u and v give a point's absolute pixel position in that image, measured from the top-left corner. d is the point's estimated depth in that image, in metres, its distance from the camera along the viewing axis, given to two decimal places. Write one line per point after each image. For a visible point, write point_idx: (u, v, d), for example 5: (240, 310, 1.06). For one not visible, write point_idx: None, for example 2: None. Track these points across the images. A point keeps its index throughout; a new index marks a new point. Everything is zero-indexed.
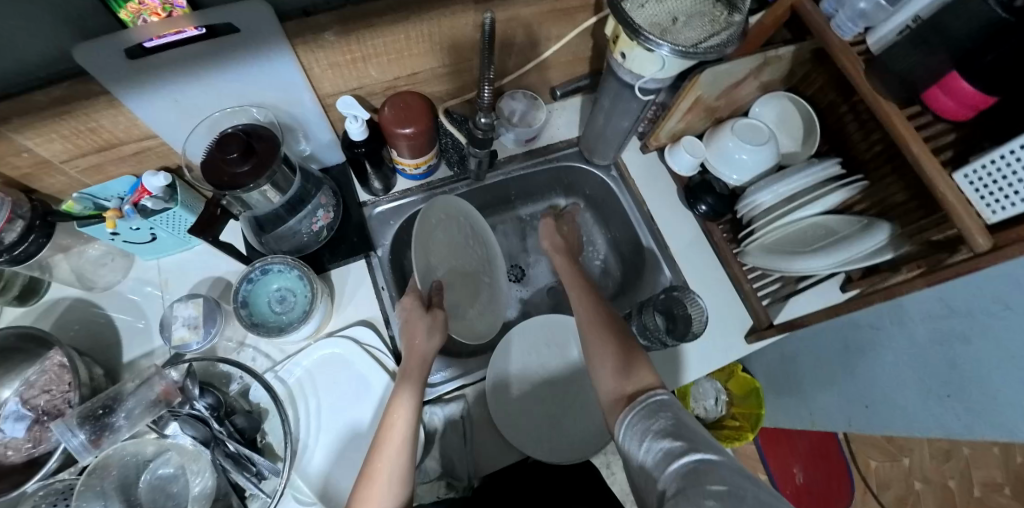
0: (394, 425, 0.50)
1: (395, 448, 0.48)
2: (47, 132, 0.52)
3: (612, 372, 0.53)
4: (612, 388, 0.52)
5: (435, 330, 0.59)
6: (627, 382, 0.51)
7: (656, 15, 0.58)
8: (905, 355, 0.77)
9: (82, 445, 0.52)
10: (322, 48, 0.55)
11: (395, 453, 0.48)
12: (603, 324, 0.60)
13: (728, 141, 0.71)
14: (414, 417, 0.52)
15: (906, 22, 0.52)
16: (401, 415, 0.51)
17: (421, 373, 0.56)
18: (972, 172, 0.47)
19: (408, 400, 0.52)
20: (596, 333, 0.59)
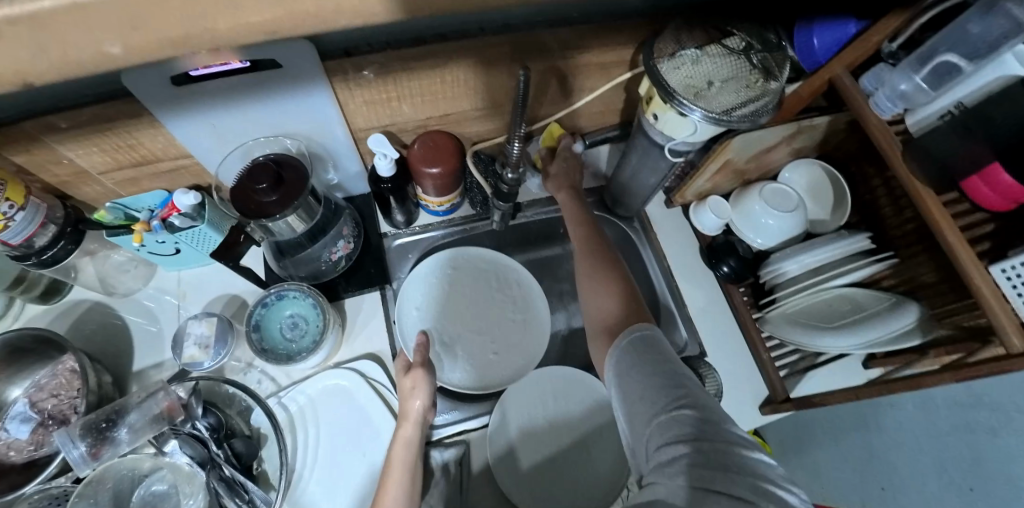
0: (389, 491, 0.51)
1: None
2: (89, 146, 0.55)
3: (603, 306, 0.59)
4: (599, 318, 0.59)
5: (418, 392, 0.58)
6: (614, 317, 0.57)
7: (691, 77, 0.56)
8: (929, 442, 0.74)
9: (82, 457, 0.52)
10: (360, 86, 0.57)
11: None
12: (603, 263, 0.64)
13: (754, 204, 0.70)
14: (409, 486, 0.52)
15: (948, 107, 0.50)
16: (396, 484, 0.52)
17: (411, 436, 0.56)
18: (1009, 268, 0.46)
19: (401, 470, 0.53)
20: (592, 266, 0.64)
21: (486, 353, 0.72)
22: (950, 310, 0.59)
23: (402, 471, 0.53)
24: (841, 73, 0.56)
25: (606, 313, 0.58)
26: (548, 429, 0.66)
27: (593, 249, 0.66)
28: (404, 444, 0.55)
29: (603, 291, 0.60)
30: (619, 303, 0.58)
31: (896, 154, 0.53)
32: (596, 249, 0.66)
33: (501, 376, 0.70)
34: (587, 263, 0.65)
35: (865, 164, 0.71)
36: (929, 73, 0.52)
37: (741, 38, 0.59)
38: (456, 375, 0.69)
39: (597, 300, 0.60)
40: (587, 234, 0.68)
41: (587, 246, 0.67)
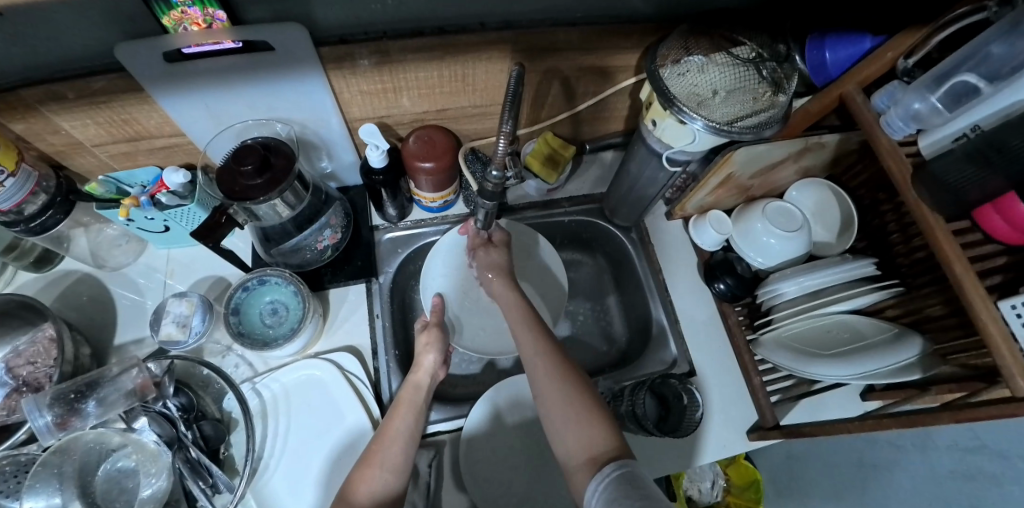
0: (395, 423, 0.54)
1: (395, 443, 0.52)
2: (84, 117, 0.55)
3: (572, 423, 0.49)
4: (573, 448, 0.48)
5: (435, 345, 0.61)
6: (589, 443, 0.47)
7: (696, 85, 0.54)
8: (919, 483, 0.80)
9: (47, 427, 0.51)
10: (355, 74, 0.56)
11: (394, 448, 0.51)
12: (558, 374, 0.53)
13: (756, 222, 0.67)
14: (415, 424, 0.55)
15: (964, 129, 0.47)
16: (403, 417, 0.54)
17: (425, 386, 0.59)
18: (1021, 304, 0.43)
19: (409, 408, 0.56)
20: (547, 378, 0.54)
21: (502, 321, 0.74)
22: (960, 346, 0.55)
23: (409, 409, 0.55)
24: (853, 90, 0.54)
25: (579, 439, 0.48)
26: (528, 434, 0.66)
27: (546, 358, 0.55)
28: (414, 388, 0.58)
29: (563, 409, 0.51)
30: (585, 419, 0.49)
31: (907, 181, 0.51)
32: (553, 359, 0.55)
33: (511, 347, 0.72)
34: (542, 378, 0.54)
35: (875, 189, 0.68)
36: (947, 94, 0.49)
37: (751, 47, 0.56)
38: (470, 339, 0.72)
39: (561, 425, 0.50)
40: (537, 340, 0.57)
41: (539, 353, 0.56)
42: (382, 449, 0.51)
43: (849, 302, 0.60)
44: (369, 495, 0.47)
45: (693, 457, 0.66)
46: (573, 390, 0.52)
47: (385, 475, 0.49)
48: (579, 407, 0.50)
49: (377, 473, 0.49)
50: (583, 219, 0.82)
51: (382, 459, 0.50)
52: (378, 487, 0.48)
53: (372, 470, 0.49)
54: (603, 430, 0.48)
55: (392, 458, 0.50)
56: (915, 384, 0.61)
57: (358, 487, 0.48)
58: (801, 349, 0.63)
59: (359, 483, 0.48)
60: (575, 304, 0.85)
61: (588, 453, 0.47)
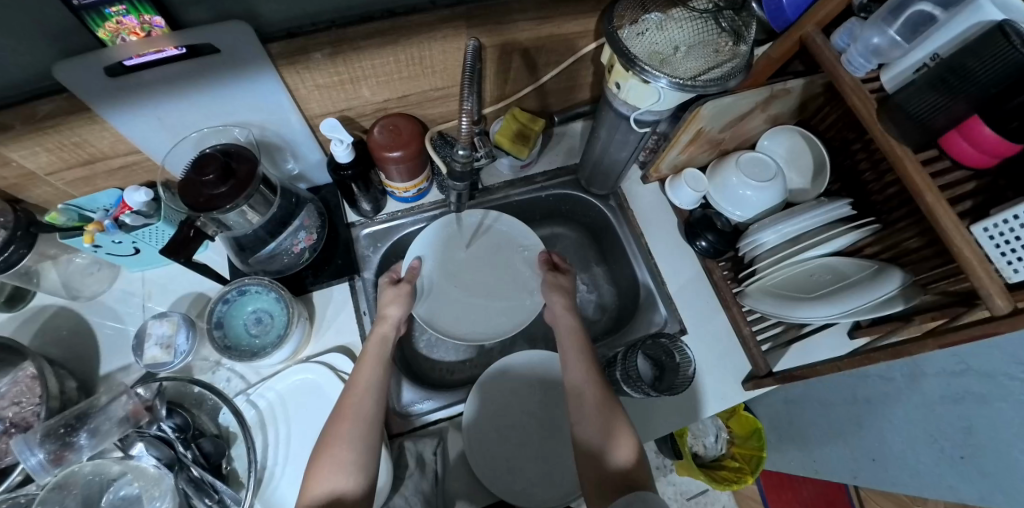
0: (364, 376, 0.56)
1: (367, 395, 0.54)
2: (32, 146, 0.52)
3: (596, 431, 0.52)
4: (597, 462, 0.50)
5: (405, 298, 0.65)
6: (612, 460, 0.50)
7: (656, 43, 0.54)
8: None
9: (41, 464, 0.49)
10: (309, 70, 0.55)
11: (365, 400, 0.53)
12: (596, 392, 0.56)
13: (731, 176, 0.68)
14: (382, 374, 0.57)
15: (923, 60, 0.46)
16: (371, 370, 0.56)
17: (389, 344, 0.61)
18: (992, 227, 0.42)
19: (375, 360, 0.58)
20: (580, 387, 0.57)
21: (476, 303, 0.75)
22: (937, 275, 0.56)
23: (375, 363, 0.57)
24: (812, 31, 0.53)
25: (614, 451, 0.50)
26: (529, 409, 0.67)
27: (589, 377, 0.57)
28: (379, 340, 0.60)
29: (593, 418, 0.53)
30: (613, 437, 0.51)
31: (873, 112, 0.50)
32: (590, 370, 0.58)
33: (486, 329, 0.73)
34: (579, 392, 0.57)
35: (844, 130, 0.69)
36: (904, 26, 0.49)
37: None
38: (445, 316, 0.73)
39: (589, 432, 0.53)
40: (584, 364, 0.59)
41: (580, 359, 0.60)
42: (355, 400, 0.53)
43: (826, 246, 0.61)
44: (347, 447, 0.49)
45: (684, 415, 0.68)
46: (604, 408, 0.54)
47: (358, 427, 0.51)
48: (609, 418, 0.53)
49: (352, 426, 0.51)
50: (561, 192, 0.82)
51: (355, 414, 0.52)
52: (354, 445, 0.50)
53: (346, 426, 0.51)
54: (630, 451, 0.51)
55: (364, 410, 0.52)
56: (899, 316, 0.62)
57: (333, 445, 0.49)
58: (784, 296, 0.64)
59: (336, 440, 0.50)
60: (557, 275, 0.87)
61: (614, 471, 0.49)
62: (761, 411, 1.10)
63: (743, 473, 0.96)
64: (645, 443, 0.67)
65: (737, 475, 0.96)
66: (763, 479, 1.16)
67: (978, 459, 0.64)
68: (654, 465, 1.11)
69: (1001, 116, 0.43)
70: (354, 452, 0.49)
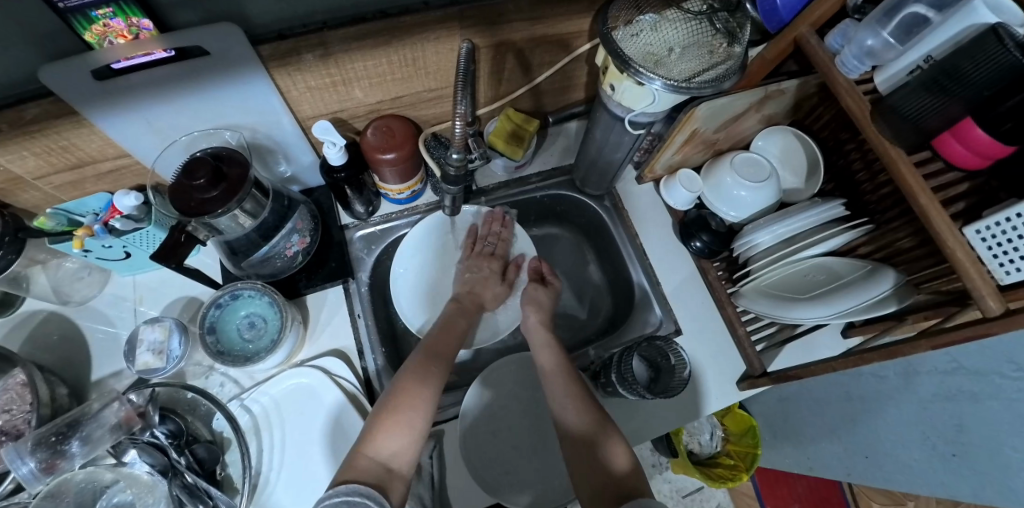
0: (435, 343, 0.62)
1: (444, 361, 0.59)
2: (18, 150, 0.51)
3: (585, 442, 0.53)
4: (590, 470, 0.50)
5: (492, 282, 0.74)
6: (605, 468, 0.50)
7: (651, 45, 0.53)
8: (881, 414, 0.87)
9: (32, 473, 0.48)
10: (300, 71, 0.54)
11: (440, 364, 0.59)
12: (583, 405, 0.57)
13: (725, 177, 0.68)
14: (454, 347, 0.63)
15: (917, 62, 0.47)
16: (444, 341, 0.63)
17: (464, 321, 0.68)
18: (984, 229, 0.43)
19: (450, 333, 0.65)
20: (562, 396, 0.58)
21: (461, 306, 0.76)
22: (930, 275, 0.56)
23: (451, 337, 0.64)
24: (806, 32, 0.53)
25: (605, 457, 0.50)
26: (524, 412, 0.67)
27: (571, 392, 0.58)
28: (458, 319, 0.68)
29: (580, 426, 0.55)
30: (605, 444, 0.52)
31: (866, 114, 0.50)
32: (569, 381, 0.60)
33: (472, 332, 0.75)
34: (562, 401, 0.58)
35: (837, 130, 0.69)
36: (897, 28, 0.49)
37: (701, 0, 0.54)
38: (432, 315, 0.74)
39: (574, 444, 0.53)
40: (563, 372, 0.61)
41: (559, 370, 0.61)
42: (428, 363, 0.58)
43: (820, 246, 0.61)
44: (422, 402, 0.52)
45: (677, 416, 0.68)
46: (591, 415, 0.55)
47: (429, 384, 0.55)
48: (597, 426, 0.54)
49: (427, 385, 0.55)
50: (556, 192, 0.82)
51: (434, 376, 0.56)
52: (425, 398, 0.53)
53: (421, 382, 0.54)
54: (623, 455, 0.51)
55: (440, 373, 0.57)
56: (892, 316, 0.62)
57: (406, 396, 0.52)
58: (778, 296, 0.64)
59: (409, 392, 0.53)
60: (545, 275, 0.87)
61: (607, 477, 0.49)
62: (755, 409, 1.10)
63: (738, 471, 0.98)
64: (640, 444, 0.68)
65: (732, 472, 0.97)
66: (758, 475, 1.17)
67: (970, 456, 0.65)
68: (649, 462, 1.12)
69: (994, 119, 0.42)
70: (420, 412, 0.52)
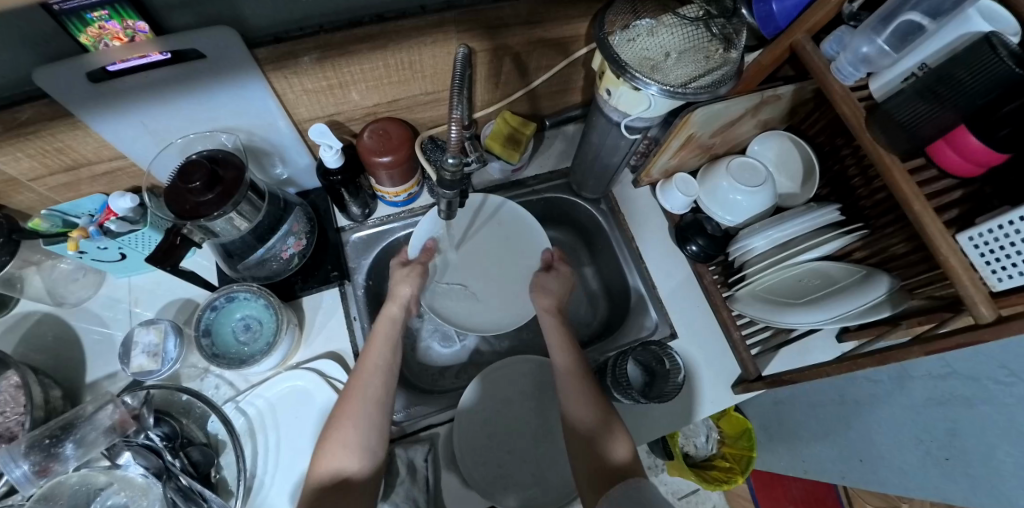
0: (373, 356, 0.58)
1: (374, 374, 0.56)
2: (13, 152, 0.51)
3: (590, 435, 0.53)
4: (588, 461, 0.52)
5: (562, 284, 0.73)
6: (608, 461, 0.51)
7: (647, 50, 0.53)
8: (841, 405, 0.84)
9: (25, 476, 0.48)
10: (298, 73, 0.54)
11: (374, 379, 0.56)
12: (590, 395, 0.57)
13: (722, 181, 0.68)
14: (390, 355, 0.59)
15: (912, 69, 0.47)
16: (381, 350, 0.59)
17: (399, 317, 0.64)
18: (977, 236, 0.43)
19: (388, 333, 0.62)
20: (571, 386, 0.58)
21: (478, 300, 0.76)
22: (923, 280, 0.57)
23: (383, 343, 0.60)
24: (802, 39, 0.53)
25: (605, 451, 0.52)
26: (517, 415, 0.67)
27: (581, 383, 0.58)
28: (389, 321, 0.63)
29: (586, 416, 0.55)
30: (606, 437, 0.53)
31: (861, 121, 0.50)
32: (580, 372, 0.59)
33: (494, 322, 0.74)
34: (571, 391, 0.58)
35: (833, 135, 0.70)
36: (891, 34, 0.49)
37: (698, 6, 0.54)
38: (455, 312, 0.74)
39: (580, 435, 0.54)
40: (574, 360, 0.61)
41: (571, 359, 0.61)
42: (363, 382, 0.55)
43: (816, 251, 0.62)
44: (354, 426, 0.52)
45: (671, 419, 0.68)
46: (599, 408, 0.56)
47: (368, 409, 0.53)
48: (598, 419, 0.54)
49: (360, 405, 0.53)
50: (553, 195, 0.82)
51: (363, 393, 0.54)
52: (359, 421, 0.52)
53: (354, 404, 0.53)
54: (627, 452, 0.52)
55: (370, 390, 0.55)
56: (887, 321, 0.63)
57: (342, 422, 0.52)
58: (773, 301, 0.65)
59: (343, 419, 0.52)
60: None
61: (606, 469, 0.50)
62: (750, 411, 1.11)
63: (733, 473, 0.98)
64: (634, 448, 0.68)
65: (728, 475, 0.97)
66: (753, 478, 1.17)
67: (963, 459, 0.65)
68: (645, 465, 1.12)
69: (987, 126, 0.42)
70: (358, 431, 0.52)
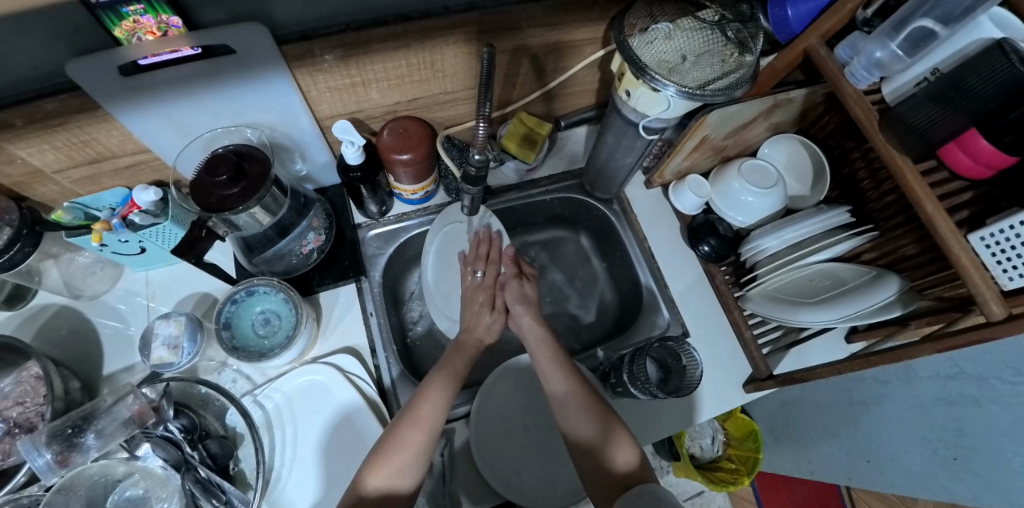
0: (440, 384, 0.58)
1: (437, 402, 0.56)
2: (39, 143, 0.52)
3: (580, 422, 0.55)
4: (585, 447, 0.54)
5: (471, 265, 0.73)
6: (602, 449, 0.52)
7: (665, 52, 0.54)
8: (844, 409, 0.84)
9: (48, 465, 0.48)
10: (322, 70, 0.55)
11: (439, 410, 0.55)
12: (571, 376, 0.60)
13: (733, 182, 0.70)
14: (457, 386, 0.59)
15: (924, 74, 0.49)
16: (449, 382, 0.59)
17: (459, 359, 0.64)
18: (989, 236, 0.44)
19: (448, 377, 0.60)
20: (553, 373, 0.60)
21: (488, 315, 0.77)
22: (933, 280, 0.58)
23: (451, 373, 0.61)
24: (815, 43, 0.54)
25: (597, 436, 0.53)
26: (531, 413, 0.67)
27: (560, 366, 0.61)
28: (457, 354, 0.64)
29: (569, 404, 0.57)
30: (604, 426, 0.54)
31: (873, 121, 0.50)
32: (558, 359, 0.62)
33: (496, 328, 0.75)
34: (552, 379, 0.60)
35: (843, 138, 0.71)
36: (906, 40, 0.50)
37: (714, 11, 0.56)
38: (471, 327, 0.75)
39: (570, 423, 0.56)
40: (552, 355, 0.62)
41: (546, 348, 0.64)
42: (427, 407, 0.55)
43: (826, 252, 0.63)
44: (410, 452, 0.51)
45: (685, 418, 0.69)
46: (580, 394, 0.57)
47: (427, 435, 0.52)
48: (583, 406, 0.56)
49: (423, 433, 0.53)
50: (566, 195, 0.83)
51: (430, 423, 0.53)
52: (415, 450, 0.51)
53: (419, 432, 0.52)
54: (627, 446, 0.52)
55: (435, 421, 0.54)
56: (897, 320, 0.64)
57: (397, 449, 0.51)
58: (785, 301, 0.66)
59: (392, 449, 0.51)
60: (549, 274, 0.88)
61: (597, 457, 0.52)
62: (756, 413, 1.12)
63: (740, 474, 0.98)
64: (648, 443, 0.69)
65: (734, 476, 0.98)
66: (757, 480, 1.18)
67: (969, 459, 0.67)
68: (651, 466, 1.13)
69: (995, 129, 0.44)
70: (410, 455, 0.51)
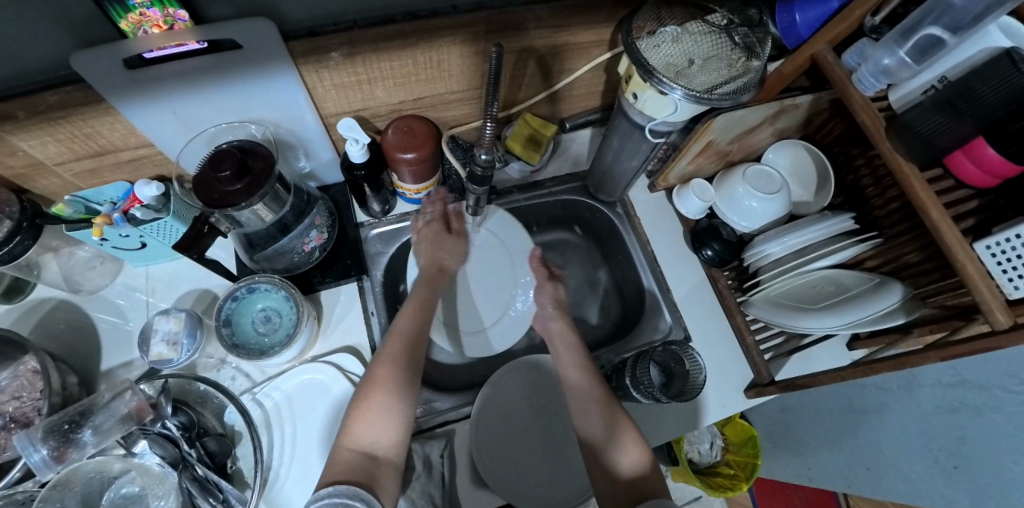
0: (404, 324, 0.60)
1: (399, 339, 0.58)
2: (42, 136, 0.51)
3: (594, 418, 0.56)
4: (597, 443, 0.54)
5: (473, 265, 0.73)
6: (613, 444, 0.53)
7: (672, 55, 0.54)
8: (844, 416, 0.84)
9: (43, 461, 0.47)
10: (328, 68, 0.55)
11: (402, 346, 0.57)
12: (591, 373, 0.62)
13: (738, 187, 0.70)
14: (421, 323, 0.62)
15: (931, 82, 0.49)
16: (410, 320, 0.61)
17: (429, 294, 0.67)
18: (995, 245, 0.44)
19: (420, 312, 0.63)
20: (574, 368, 0.63)
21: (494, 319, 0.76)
22: (937, 288, 0.57)
23: (419, 308, 0.63)
24: (823, 50, 0.54)
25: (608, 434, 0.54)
26: (533, 415, 0.67)
27: (580, 361, 0.64)
28: (425, 288, 0.67)
29: (585, 401, 0.59)
30: (615, 420, 0.55)
31: (880, 128, 0.50)
32: (581, 356, 0.65)
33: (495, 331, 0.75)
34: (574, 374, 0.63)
35: (848, 145, 0.71)
36: (913, 48, 0.49)
37: (722, 15, 0.55)
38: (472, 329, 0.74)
39: (583, 419, 0.57)
40: (576, 352, 0.65)
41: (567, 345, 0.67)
42: (392, 347, 0.56)
43: (829, 258, 0.63)
44: (383, 388, 0.51)
45: (685, 422, 0.69)
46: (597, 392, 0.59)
47: (394, 369, 0.54)
48: (600, 402, 0.58)
49: (392, 367, 0.54)
50: (569, 198, 0.83)
51: (393, 358, 0.55)
52: (388, 388, 0.52)
53: (385, 366, 0.54)
54: (635, 441, 0.53)
55: (400, 356, 0.55)
56: (899, 328, 0.63)
57: (376, 386, 0.52)
58: (788, 306, 0.66)
59: (372, 390, 0.52)
60: None
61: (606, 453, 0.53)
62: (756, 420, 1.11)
63: (738, 481, 0.98)
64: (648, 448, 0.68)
65: (732, 482, 0.98)
66: (755, 487, 1.18)
67: (969, 469, 0.66)
68: None
69: (1002, 138, 0.44)
70: (390, 394, 0.51)
